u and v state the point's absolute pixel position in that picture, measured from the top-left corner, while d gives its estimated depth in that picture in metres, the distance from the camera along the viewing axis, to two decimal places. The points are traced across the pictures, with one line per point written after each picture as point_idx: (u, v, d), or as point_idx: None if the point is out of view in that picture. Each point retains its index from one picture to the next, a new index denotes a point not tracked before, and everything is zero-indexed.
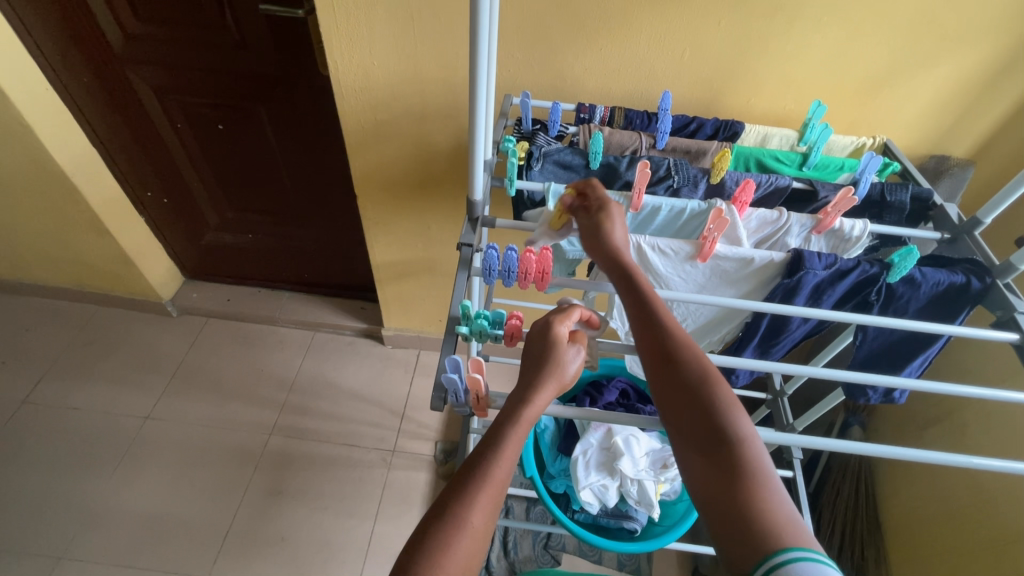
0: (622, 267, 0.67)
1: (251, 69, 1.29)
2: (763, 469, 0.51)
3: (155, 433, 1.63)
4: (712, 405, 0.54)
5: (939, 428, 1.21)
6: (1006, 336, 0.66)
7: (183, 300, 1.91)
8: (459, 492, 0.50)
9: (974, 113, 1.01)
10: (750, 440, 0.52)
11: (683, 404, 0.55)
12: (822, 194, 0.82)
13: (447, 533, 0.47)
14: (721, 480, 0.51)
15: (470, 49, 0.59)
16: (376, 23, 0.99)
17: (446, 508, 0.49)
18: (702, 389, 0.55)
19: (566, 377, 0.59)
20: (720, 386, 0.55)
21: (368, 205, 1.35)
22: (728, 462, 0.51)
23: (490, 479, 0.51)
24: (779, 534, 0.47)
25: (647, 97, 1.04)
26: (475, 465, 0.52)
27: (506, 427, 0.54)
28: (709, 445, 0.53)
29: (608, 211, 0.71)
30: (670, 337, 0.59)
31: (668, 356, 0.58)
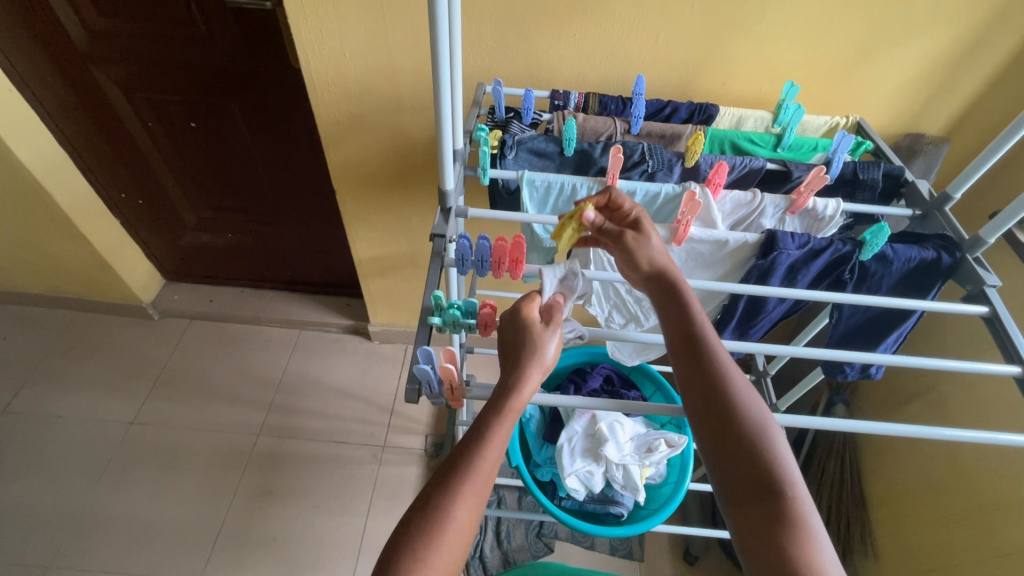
0: (667, 288, 0.63)
1: (221, 64, 1.26)
2: (810, 519, 0.50)
3: (141, 438, 1.61)
4: (765, 453, 0.52)
5: (918, 403, 1.23)
6: (975, 310, 0.67)
7: (164, 302, 1.88)
8: (439, 489, 0.50)
9: (947, 90, 1.01)
10: (800, 493, 0.51)
11: (733, 449, 0.53)
12: (796, 174, 0.82)
13: (429, 527, 0.47)
14: (767, 533, 0.49)
15: (433, 36, 0.58)
16: (345, 14, 0.97)
17: (426, 504, 0.49)
18: (755, 435, 0.53)
19: (546, 359, 0.58)
20: (773, 435, 0.54)
21: (347, 200, 1.33)
22: (778, 514, 0.50)
23: (472, 472, 0.50)
24: None
25: (622, 83, 1.04)
26: (457, 459, 0.51)
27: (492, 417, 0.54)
28: (757, 494, 0.51)
29: (642, 224, 0.66)
30: (722, 376, 0.56)
31: (717, 395, 0.55)
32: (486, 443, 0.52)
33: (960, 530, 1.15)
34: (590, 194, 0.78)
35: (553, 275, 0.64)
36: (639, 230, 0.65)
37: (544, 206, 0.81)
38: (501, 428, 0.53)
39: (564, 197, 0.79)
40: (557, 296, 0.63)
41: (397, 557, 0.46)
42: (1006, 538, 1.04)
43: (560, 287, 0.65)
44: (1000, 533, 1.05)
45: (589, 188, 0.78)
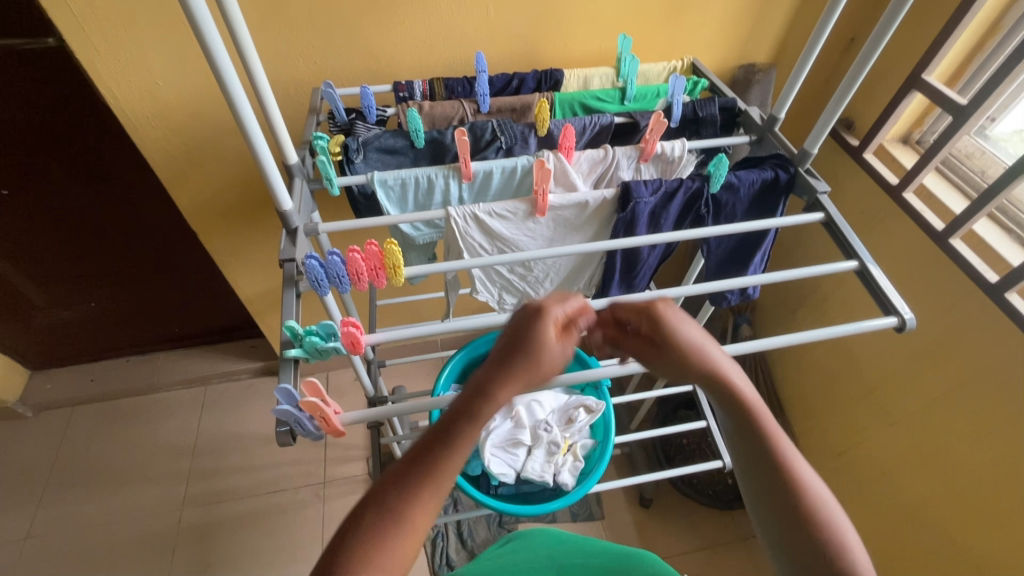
0: (697, 366, 0.55)
1: (15, 118, 1.05)
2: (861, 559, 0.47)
3: (40, 551, 1.42)
4: (830, 541, 0.47)
5: (806, 308, 1.36)
6: (811, 218, 0.73)
7: (35, 396, 1.65)
8: (383, 522, 0.44)
9: (764, 17, 1.09)
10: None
11: (788, 524, 0.49)
12: (642, 123, 0.85)
13: (356, 551, 0.43)
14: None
15: (203, 46, 0.50)
16: (145, 40, 0.86)
17: (362, 526, 0.44)
18: (807, 516, 0.48)
19: (547, 367, 0.54)
20: (836, 517, 0.49)
21: (214, 238, 1.22)
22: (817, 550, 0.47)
23: (408, 521, 0.44)
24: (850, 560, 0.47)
25: (464, 62, 1.02)
26: (425, 460, 0.47)
27: (461, 433, 0.48)
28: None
29: (658, 317, 0.56)
30: (783, 458, 0.51)
31: (771, 470, 0.51)
32: (449, 464, 0.47)
33: (858, 411, 1.28)
34: (448, 182, 0.76)
35: (514, 433, 0.94)
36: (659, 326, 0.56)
37: (406, 203, 0.78)
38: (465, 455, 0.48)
39: (423, 190, 0.77)
40: (511, 433, 0.93)
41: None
42: (893, 408, 1.17)
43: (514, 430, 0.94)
44: (885, 404, 1.19)
45: (445, 177, 0.75)
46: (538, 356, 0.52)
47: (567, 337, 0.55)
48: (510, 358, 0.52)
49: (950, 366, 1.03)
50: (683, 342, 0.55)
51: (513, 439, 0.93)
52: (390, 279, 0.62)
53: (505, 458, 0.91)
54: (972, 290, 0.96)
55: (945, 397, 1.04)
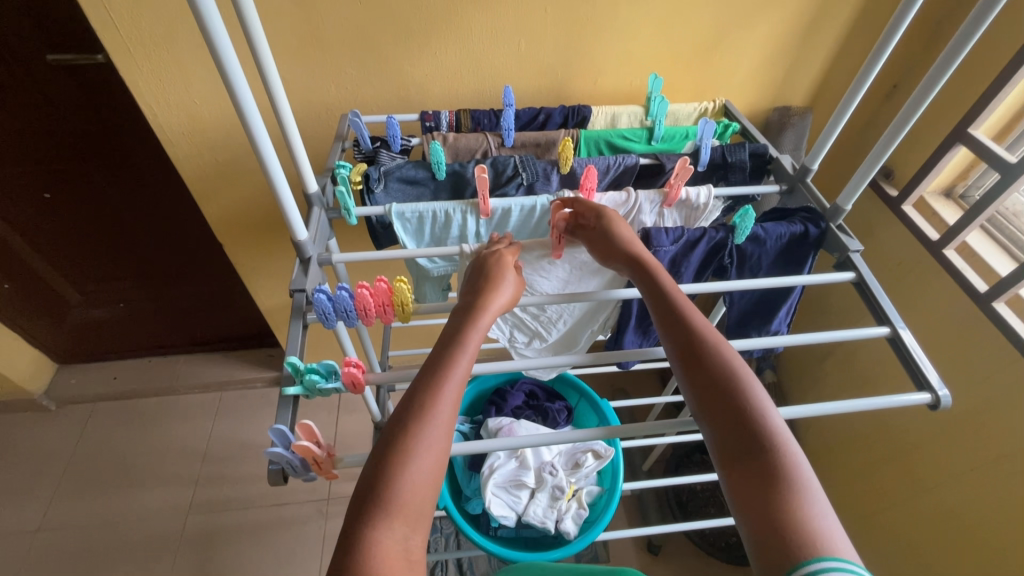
0: (644, 272, 0.63)
1: (62, 127, 1.10)
2: (801, 474, 0.47)
3: (48, 546, 1.44)
4: (749, 408, 0.51)
5: (834, 360, 1.30)
6: (841, 277, 0.69)
7: (60, 390, 1.70)
8: (409, 423, 0.48)
9: (802, 61, 1.06)
10: (791, 449, 0.49)
11: (710, 404, 0.52)
12: (668, 166, 0.83)
13: (394, 452, 0.47)
14: (758, 493, 0.47)
15: (227, 82, 0.51)
16: (185, 61, 0.89)
17: (390, 430, 0.48)
18: (736, 391, 0.52)
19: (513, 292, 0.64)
20: (756, 389, 0.52)
21: (238, 251, 1.24)
22: (764, 470, 0.48)
23: (437, 415, 0.49)
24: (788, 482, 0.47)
25: (493, 94, 1.02)
26: (435, 361, 0.53)
27: (462, 332, 0.56)
28: (747, 448, 0.49)
29: (607, 216, 0.68)
30: (698, 333, 0.56)
31: (694, 349, 0.55)
32: (455, 361, 0.53)
33: (885, 474, 1.20)
34: (466, 218, 0.75)
35: (519, 473, 0.91)
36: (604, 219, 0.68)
37: (422, 235, 0.77)
38: (472, 348, 0.55)
39: (440, 224, 0.76)
40: (516, 473, 0.91)
41: (372, 513, 0.44)
42: (923, 476, 1.10)
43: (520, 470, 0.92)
44: (916, 471, 1.11)
45: (462, 213, 0.75)
46: (503, 276, 0.63)
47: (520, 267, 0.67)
48: (478, 282, 0.63)
49: (988, 438, 0.95)
50: (618, 236, 0.66)
51: (518, 479, 0.90)
52: (397, 315, 0.61)
53: (507, 500, 0.89)
54: (1016, 361, 0.90)
55: (979, 471, 0.97)
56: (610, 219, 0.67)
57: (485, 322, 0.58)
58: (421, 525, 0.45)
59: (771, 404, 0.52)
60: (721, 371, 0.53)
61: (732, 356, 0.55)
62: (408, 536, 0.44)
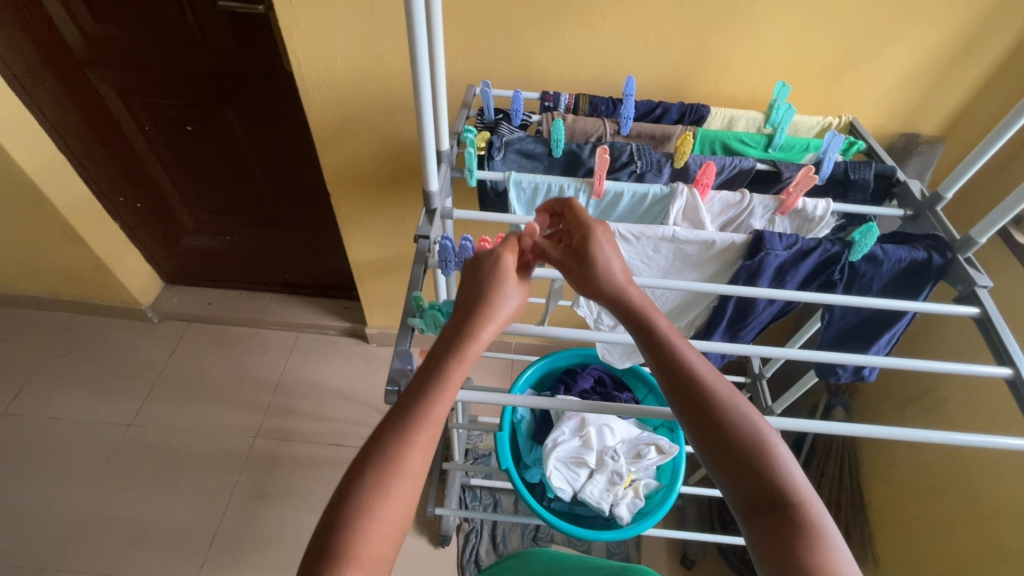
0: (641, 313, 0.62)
1: (213, 67, 1.22)
2: (820, 522, 0.50)
3: (137, 441, 1.61)
4: (769, 466, 0.52)
5: (917, 406, 1.23)
6: (963, 311, 0.66)
7: (163, 306, 1.88)
8: (374, 481, 0.50)
9: (942, 86, 1.00)
10: (809, 500, 0.51)
11: (729, 458, 0.53)
12: (786, 174, 0.82)
13: (355, 513, 0.48)
14: (780, 543, 0.50)
15: (411, 40, 0.57)
16: (336, 18, 0.97)
17: (356, 495, 0.49)
18: (755, 449, 0.53)
19: (505, 311, 0.61)
20: (774, 442, 0.53)
21: (342, 202, 1.33)
22: (789, 521, 0.50)
23: (404, 475, 0.50)
24: (813, 529, 0.50)
25: (612, 83, 1.04)
26: (408, 411, 0.53)
27: (443, 370, 0.56)
28: (767, 502, 0.51)
29: (593, 235, 0.66)
30: (713, 389, 0.56)
31: (705, 408, 0.55)
32: (432, 410, 0.53)
33: (959, 538, 1.12)
34: (578, 195, 0.78)
35: (581, 449, 0.93)
36: (590, 242, 0.66)
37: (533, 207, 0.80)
38: (448, 390, 0.55)
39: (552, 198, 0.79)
40: (577, 448, 0.94)
41: (333, 566, 0.46)
42: (1006, 548, 1.01)
43: (582, 446, 0.94)
44: (999, 541, 1.03)
45: (576, 189, 0.77)
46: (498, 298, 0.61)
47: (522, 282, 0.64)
48: (475, 300, 0.60)
49: None
50: (608, 268, 0.64)
51: (580, 456, 0.93)
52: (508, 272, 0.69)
53: (567, 472, 0.92)
54: None
55: None
56: (591, 238, 0.65)
57: (471, 357, 0.57)
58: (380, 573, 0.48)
59: (789, 457, 0.53)
60: (742, 429, 0.54)
61: (747, 410, 0.55)
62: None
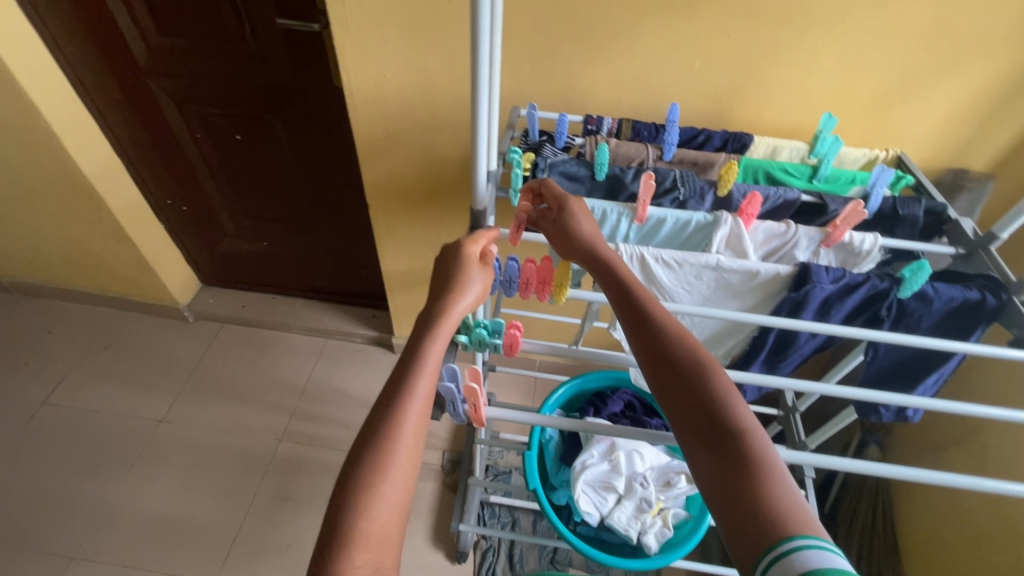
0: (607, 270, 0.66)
1: (266, 80, 1.27)
2: (765, 453, 0.50)
3: (167, 437, 1.65)
4: (712, 399, 0.54)
5: (959, 449, 1.19)
6: (1020, 355, 0.64)
7: (199, 306, 1.94)
8: (370, 451, 0.51)
9: (994, 122, 0.98)
10: (758, 433, 0.52)
11: (677, 395, 0.55)
12: (832, 207, 0.81)
13: (356, 492, 0.49)
14: (725, 473, 0.50)
15: (473, 64, 0.59)
16: (389, 38, 1.01)
17: (356, 471, 0.50)
18: (701, 383, 0.55)
19: (473, 291, 0.64)
20: (718, 377, 0.55)
21: (380, 214, 1.36)
22: (733, 452, 0.50)
23: (399, 448, 0.51)
24: (759, 458, 0.50)
25: (654, 108, 1.05)
26: (396, 378, 0.56)
27: (421, 342, 0.58)
28: (712, 434, 0.52)
29: (568, 204, 0.72)
30: (665, 334, 0.59)
31: (658, 349, 0.59)
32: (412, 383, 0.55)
33: None
34: (621, 220, 0.78)
35: (611, 474, 0.92)
36: (565, 209, 0.72)
37: None
38: (426, 360, 0.57)
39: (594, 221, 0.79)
40: (607, 473, 0.92)
41: (341, 546, 0.47)
42: None
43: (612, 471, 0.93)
44: None
45: (619, 214, 0.78)
46: (469, 273, 0.64)
47: (491, 259, 0.67)
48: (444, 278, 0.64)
49: None
50: (581, 232, 0.70)
51: (610, 480, 0.91)
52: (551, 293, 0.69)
53: (596, 497, 0.91)
54: None
55: None
56: (567, 208, 0.72)
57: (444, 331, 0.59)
58: (385, 555, 0.48)
59: (735, 392, 0.54)
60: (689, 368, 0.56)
61: (693, 350, 0.57)
62: (376, 565, 0.47)
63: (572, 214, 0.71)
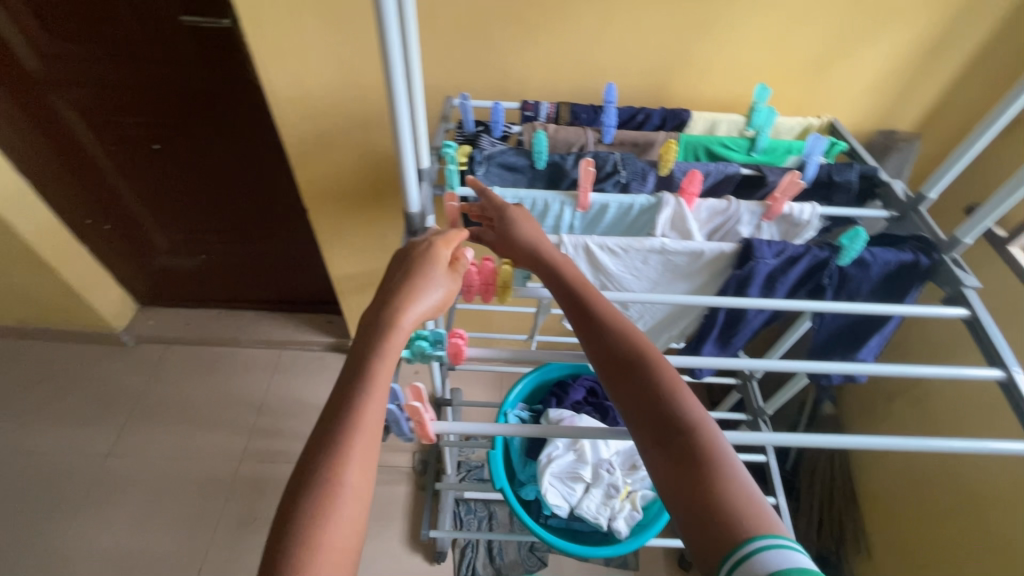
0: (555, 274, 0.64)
1: (180, 84, 1.17)
2: (719, 449, 0.49)
3: (116, 471, 1.56)
4: (665, 397, 0.52)
5: (905, 399, 1.24)
6: (952, 313, 0.66)
7: (139, 328, 1.82)
8: (314, 488, 0.46)
9: (918, 83, 1.01)
10: (710, 427, 0.51)
11: (632, 396, 0.54)
12: (770, 179, 0.81)
13: (299, 537, 0.44)
14: (683, 474, 0.48)
15: (385, 59, 0.54)
16: (307, 31, 0.94)
17: (299, 510, 0.45)
18: (652, 380, 0.53)
19: (433, 298, 0.59)
20: (669, 372, 0.54)
21: (321, 218, 1.29)
22: (689, 450, 0.49)
23: (348, 481, 0.46)
24: (715, 455, 0.49)
25: (592, 89, 1.02)
26: (338, 402, 0.51)
27: (365, 356, 0.53)
28: (668, 435, 0.51)
29: (514, 211, 0.70)
30: (617, 333, 0.58)
31: (609, 352, 0.57)
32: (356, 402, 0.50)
33: (952, 528, 1.13)
34: (563, 209, 0.76)
35: (575, 463, 0.92)
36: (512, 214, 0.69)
37: None
38: (374, 374, 0.52)
39: (537, 212, 0.77)
40: (572, 462, 0.93)
41: None
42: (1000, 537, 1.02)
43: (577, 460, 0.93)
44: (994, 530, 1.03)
45: (561, 203, 0.76)
46: (430, 275, 0.59)
47: (463, 263, 0.62)
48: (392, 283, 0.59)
49: None
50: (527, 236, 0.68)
51: (575, 469, 0.92)
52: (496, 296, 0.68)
53: (563, 487, 0.91)
54: None
55: None
56: (513, 213, 0.69)
57: (395, 342, 0.54)
58: None
59: (687, 388, 0.53)
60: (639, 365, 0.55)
61: (644, 346, 0.56)
62: None
63: (518, 220, 0.69)
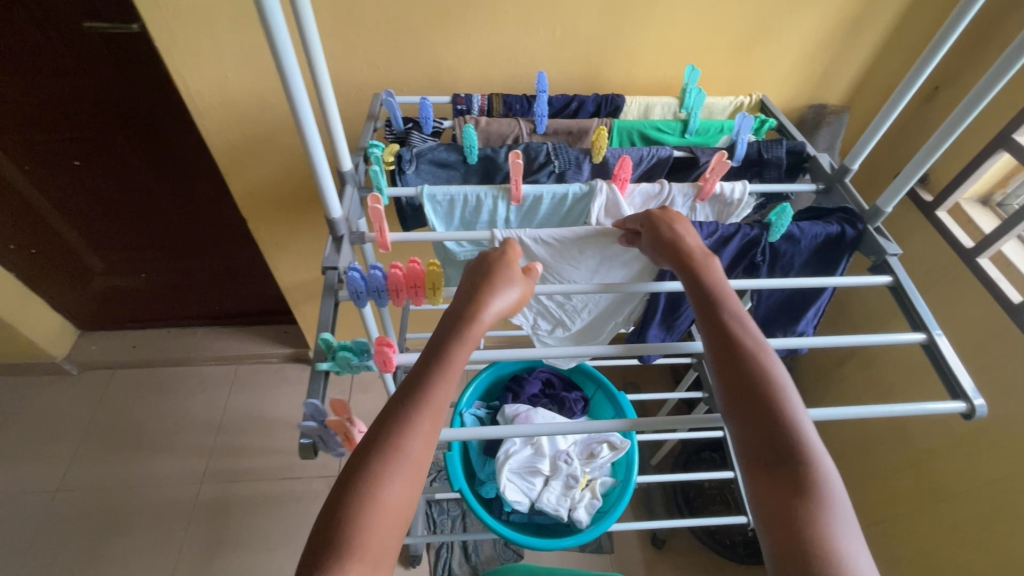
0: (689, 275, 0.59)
1: (93, 95, 1.10)
2: (828, 485, 0.45)
3: (67, 506, 1.48)
4: (778, 418, 0.47)
5: (852, 363, 1.29)
6: (878, 281, 0.68)
7: (81, 355, 1.73)
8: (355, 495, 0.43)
9: (843, 58, 1.03)
10: (821, 456, 0.46)
11: (739, 410, 0.49)
12: (702, 160, 0.81)
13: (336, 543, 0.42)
14: (783, 502, 0.44)
15: (276, 60, 0.51)
16: (221, 34, 0.89)
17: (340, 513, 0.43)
18: (767, 395, 0.49)
19: (495, 310, 0.57)
20: (788, 388, 0.49)
21: (262, 226, 1.25)
22: (795, 479, 0.45)
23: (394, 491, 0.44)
24: (821, 491, 0.44)
25: (526, 79, 1.01)
26: (397, 407, 0.48)
27: (436, 367, 0.50)
28: (774, 460, 0.46)
29: (668, 217, 0.65)
30: (739, 336, 0.53)
31: (733, 357, 0.51)
32: (415, 413, 0.47)
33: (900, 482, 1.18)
34: (497, 203, 0.75)
35: (533, 458, 0.92)
36: (667, 220, 0.65)
37: (452, 219, 0.77)
38: (438, 387, 0.49)
39: (470, 208, 0.75)
40: (530, 457, 0.92)
41: None
42: (943, 487, 1.07)
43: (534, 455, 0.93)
44: (937, 481, 1.08)
45: (493, 198, 0.74)
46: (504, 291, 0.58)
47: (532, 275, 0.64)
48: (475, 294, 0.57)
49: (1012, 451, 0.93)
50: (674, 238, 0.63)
51: (533, 464, 0.92)
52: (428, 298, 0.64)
53: (522, 482, 0.91)
54: None
55: (998, 477, 0.96)
56: (670, 218, 0.65)
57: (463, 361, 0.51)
58: None
59: (804, 409, 0.48)
60: (755, 376, 0.50)
61: (769, 359, 0.51)
62: None
63: (669, 226, 0.64)
